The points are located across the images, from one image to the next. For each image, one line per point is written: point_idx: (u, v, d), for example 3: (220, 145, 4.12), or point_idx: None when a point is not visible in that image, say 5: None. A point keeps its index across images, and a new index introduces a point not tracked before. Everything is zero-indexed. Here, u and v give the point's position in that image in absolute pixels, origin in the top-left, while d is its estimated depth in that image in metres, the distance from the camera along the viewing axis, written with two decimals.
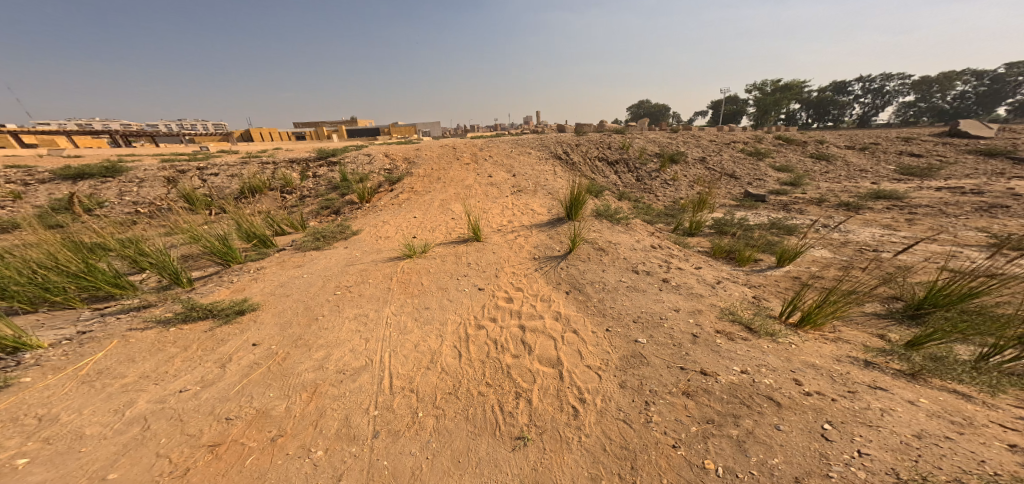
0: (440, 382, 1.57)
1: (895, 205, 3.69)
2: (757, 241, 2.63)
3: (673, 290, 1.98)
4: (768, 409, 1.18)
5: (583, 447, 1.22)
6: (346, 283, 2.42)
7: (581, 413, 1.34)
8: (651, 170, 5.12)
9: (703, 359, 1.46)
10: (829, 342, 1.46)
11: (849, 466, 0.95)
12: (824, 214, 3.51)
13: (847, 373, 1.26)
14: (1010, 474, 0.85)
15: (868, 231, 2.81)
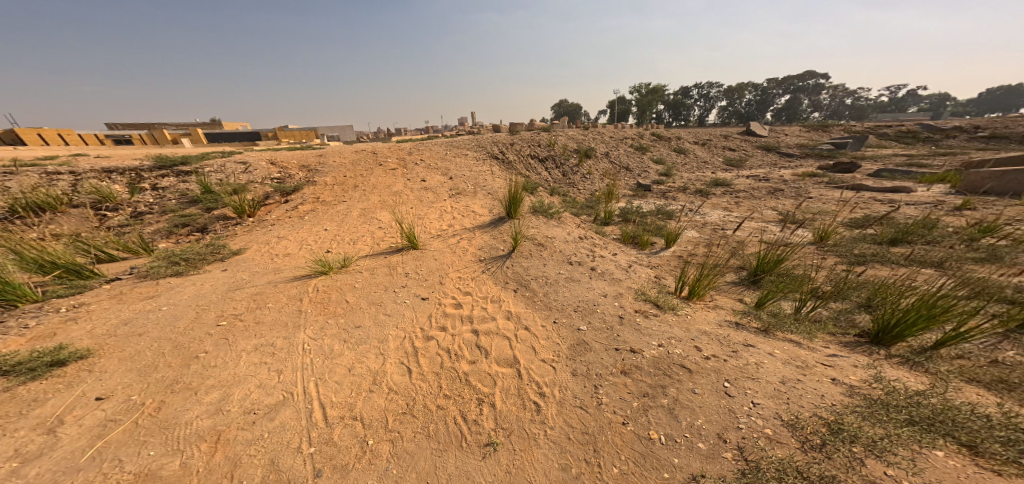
0: (389, 403, 1.58)
1: (733, 188, 5.01)
2: (650, 225, 3.29)
3: (603, 278, 2.35)
4: (684, 376, 1.52)
5: (550, 440, 1.32)
6: (236, 312, 2.21)
7: (541, 408, 1.45)
8: (572, 165, 5.95)
9: (631, 338, 1.76)
10: (711, 309, 2.01)
11: (750, 416, 1.32)
12: (691, 199, 4.55)
13: (727, 336, 1.77)
14: (838, 401, 1.36)
15: (717, 213, 3.69)
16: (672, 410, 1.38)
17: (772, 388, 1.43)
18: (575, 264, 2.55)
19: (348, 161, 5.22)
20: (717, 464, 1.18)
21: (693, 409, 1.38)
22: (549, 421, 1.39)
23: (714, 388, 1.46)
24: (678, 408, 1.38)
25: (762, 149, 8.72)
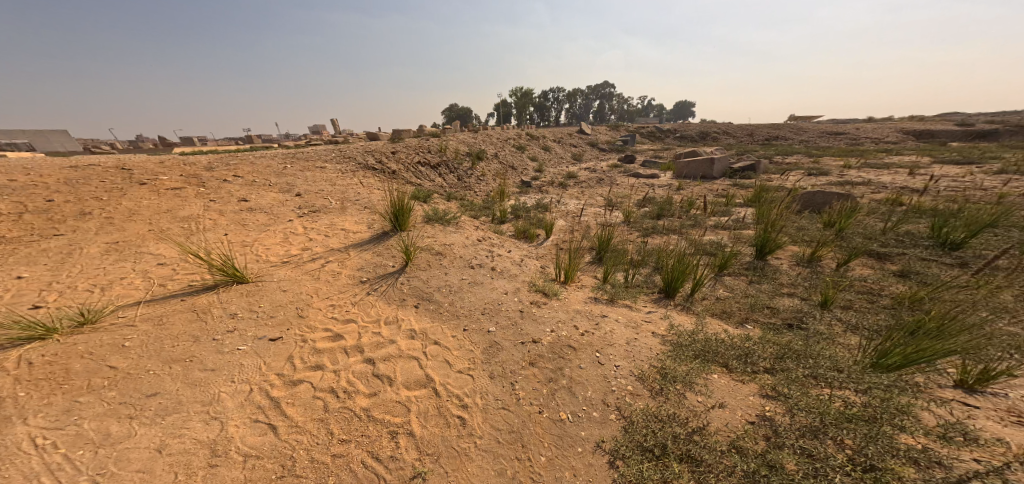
0: (249, 470, 1.37)
1: (573, 185, 6.64)
2: (534, 219, 4.25)
3: (500, 277, 2.70)
4: (571, 354, 1.89)
5: (482, 449, 1.44)
6: None
7: (466, 419, 1.57)
8: (466, 169, 6.76)
9: (530, 328, 2.09)
10: (581, 289, 2.61)
11: (622, 377, 1.78)
12: (556, 192, 6.17)
13: (591, 310, 2.30)
14: (657, 350, 2.01)
15: (575, 203, 5.26)
16: (571, 387, 1.71)
17: (624, 347, 1.97)
18: (476, 267, 2.86)
19: (52, 181, 3.86)
20: (609, 428, 1.53)
21: (582, 382, 1.74)
22: (477, 431, 1.51)
23: (594, 358, 1.87)
24: (574, 384, 1.72)
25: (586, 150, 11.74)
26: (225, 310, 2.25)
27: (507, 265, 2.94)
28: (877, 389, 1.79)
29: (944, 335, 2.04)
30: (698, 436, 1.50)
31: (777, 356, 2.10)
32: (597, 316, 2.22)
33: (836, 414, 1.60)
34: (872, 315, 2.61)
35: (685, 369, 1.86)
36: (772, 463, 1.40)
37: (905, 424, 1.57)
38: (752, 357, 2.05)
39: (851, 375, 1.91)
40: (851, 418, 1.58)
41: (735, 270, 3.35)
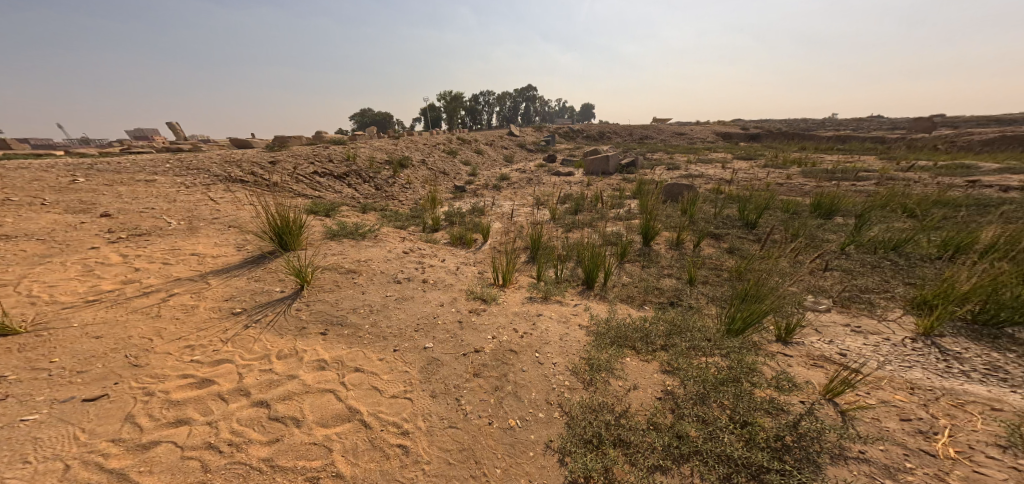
0: None
1: (495, 189, 7.59)
2: (468, 222, 4.93)
3: (436, 290, 2.86)
4: (513, 360, 2.02)
5: (432, 474, 1.43)
6: None
7: (409, 446, 1.54)
8: (386, 178, 7.27)
9: (471, 338, 2.22)
10: (518, 290, 2.91)
11: (560, 374, 1.92)
12: (489, 194, 7.18)
13: (527, 310, 2.53)
14: (581, 338, 2.25)
15: (508, 203, 6.21)
16: (517, 391, 1.82)
17: (558, 342, 2.15)
18: (405, 281, 2.98)
19: None
20: (553, 428, 1.62)
21: (525, 384, 1.85)
22: (423, 457, 1.49)
23: (534, 358, 2.02)
24: (520, 387, 1.84)
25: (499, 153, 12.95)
26: (56, 365, 1.82)
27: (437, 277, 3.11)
28: (734, 353, 2.27)
29: (765, 300, 2.70)
30: (624, 419, 1.67)
31: (666, 331, 2.47)
32: (534, 317, 2.44)
33: (715, 381, 1.96)
34: (720, 287, 3.31)
35: (605, 357, 2.06)
36: (680, 434, 1.65)
37: (755, 380, 2.03)
38: (650, 336, 2.35)
39: (716, 341, 2.40)
40: (724, 382, 1.97)
41: (631, 257, 3.85)
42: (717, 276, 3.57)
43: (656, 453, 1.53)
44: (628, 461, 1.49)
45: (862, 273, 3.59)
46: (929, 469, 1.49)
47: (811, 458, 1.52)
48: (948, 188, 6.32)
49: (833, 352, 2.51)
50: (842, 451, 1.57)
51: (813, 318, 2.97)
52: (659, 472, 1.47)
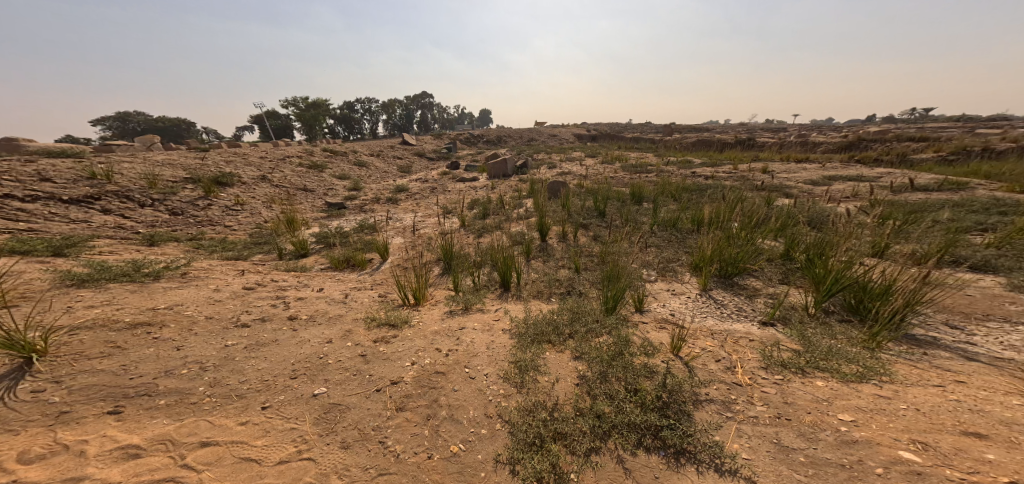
0: None
1: (366, 210, 7.55)
2: (357, 243, 5.25)
3: (327, 326, 2.90)
4: (443, 383, 2.22)
5: None
6: None
7: None
8: (197, 199, 6.30)
9: (384, 372, 2.34)
10: (439, 308, 3.42)
11: (493, 388, 2.11)
12: (352, 216, 7.08)
13: (447, 331, 2.89)
14: (496, 347, 2.55)
15: (410, 217, 7.06)
16: (452, 412, 1.97)
17: (486, 354, 2.46)
18: (266, 321, 2.87)
19: None
20: (499, 441, 1.76)
21: (461, 404, 2.01)
22: None
23: (465, 376, 2.26)
24: (455, 410, 1.98)
25: (356, 164, 12.40)
26: None
27: (307, 314, 3.08)
28: (616, 330, 2.71)
29: (623, 277, 3.27)
30: (556, 412, 1.89)
31: (569, 318, 2.84)
32: (456, 336, 2.80)
33: (609, 358, 2.33)
34: (596, 271, 3.90)
35: (528, 356, 2.34)
36: (598, 412, 1.92)
37: (632, 349, 2.47)
38: (560, 327, 2.72)
39: (602, 322, 2.83)
40: (615, 357, 2.35)
41: (534, 253, 4.47)
42: (592, 262, 4.16)
43: (589, 437, 1.77)
44: (568, 452, 1.70)
45: (660, 248, 4.72)
46: (741, 396, 2.14)
47: (683, 409, 1.98)
48: (687, 177, 8.98)
49: (672, 313, 3.27)
50: (696, 400, 2.08)
51: (653, 287, 3.81)
52: (595, 452, 1.71)
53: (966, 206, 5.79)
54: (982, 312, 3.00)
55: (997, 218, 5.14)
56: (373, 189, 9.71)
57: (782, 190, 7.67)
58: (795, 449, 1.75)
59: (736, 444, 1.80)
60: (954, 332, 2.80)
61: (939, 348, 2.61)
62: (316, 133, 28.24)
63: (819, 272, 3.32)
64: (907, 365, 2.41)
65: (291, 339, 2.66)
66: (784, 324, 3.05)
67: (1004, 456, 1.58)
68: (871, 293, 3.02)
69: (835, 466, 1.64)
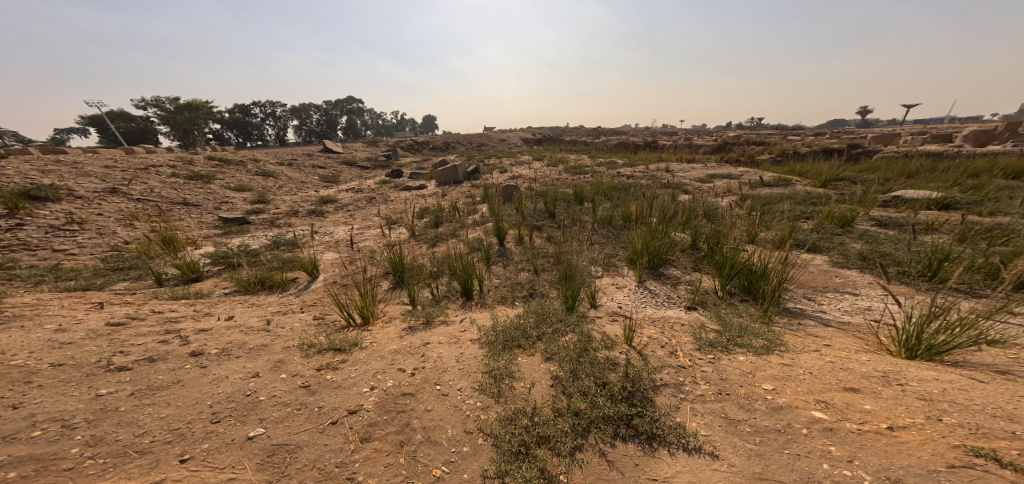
0: None
1: (279, 225, 6.83)
2: (274, 261, 4.75)
3: (251, 360, 2.56)
4: (412, 404, 2.13)
5: None
6: None
7: None
8: (18, 219, 5.11)
9: (338, 401, 2.15)
10: (392, 324, 3.26)
11: (468, 403, 2.10)
12: (260, 232, 6.34)
13: (407, 348, 2.78)
14: (462, 360, 2.54)
15: (340, 229, 6.71)
16: (428, 435, 1.90)
17: (456, 368, 2.44)
18: (157, 362, 2.42)
19: None
20: (484, 456, 1.75)
21: (438, 424, 1.96)
22: None
23: (437, 394, 2.20)
24: (431, 432, 1.92)
25: (259, 175, 11.12)
26: None
27: (215, 348, 2.67)
28: (579, 326, 2.83)
29: (578, 276, 3.38)
30: (536, 417, 1.94)
31: (536, 321, 2.93)
32: (421, 351, 2.70)
33: (576, 355, 2.42)
34: (554, 271, 4.05)
35: (501, 365, 2.40)
36: (576, 410, 1.99)
37: (595, 344, 2.59)
38: (527, 331, 2.81)
39: (566, 320, 2.94)
40: (582, 354, 2.44)
41: (493, 258, 4.52)
42: (548, 262, 4.31)
43: (570, 436, 1.84)
44: (553, 454, 1.75)
45: (601, 245, 4.99)
46: (686, 378, 2.35)
47: (646, 396, 2.11)
48: (613, 176, 9.75)
49: (620, 306, 3.49)
50: (655, 386, 2.24)
51: (599, 282, 4.02)
52: (578, 450, 1.78)
53: (795, 198, 7.40)
54: (823, 285, 3.96)
55: (809, 208, 6.74)
56: (284, 201, 8.88)
57: (681, 187, 8.79)
58: (741, 421, 1.95)
59: (696, 422, 1.97)
60: (812, 303, 3.61)
61: (806, 317, 3.33)
62: (195, 141, 24.36)
63: (721, 260, 3.85)
64: (792, 335, 2.93)
65: (206, 379, 2.29)
66: (704, 306, 3.48)
67: (881, 405, 1.94)
68: (759, 276, 3.56)
69: (771, 432, 1.85)
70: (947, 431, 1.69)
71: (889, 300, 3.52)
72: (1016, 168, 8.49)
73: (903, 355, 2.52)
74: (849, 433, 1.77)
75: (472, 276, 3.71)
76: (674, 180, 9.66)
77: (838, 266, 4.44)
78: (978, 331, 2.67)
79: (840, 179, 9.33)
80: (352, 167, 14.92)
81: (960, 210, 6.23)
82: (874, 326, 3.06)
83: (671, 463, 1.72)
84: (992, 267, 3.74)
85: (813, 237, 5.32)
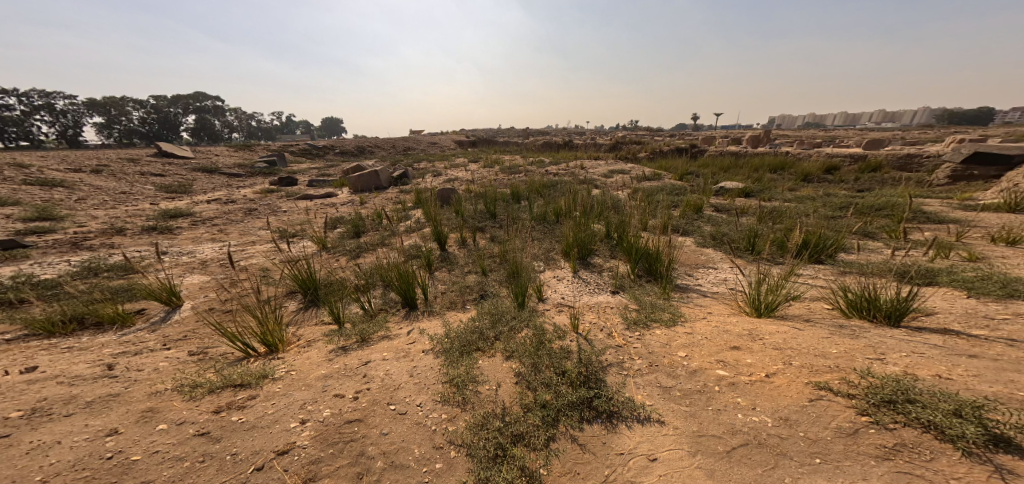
0: None
1: (91, 249, 5.36)
2: (105, 291, 3.78)
3: (93, 417, 1.98)
4: (361, 429, 1.93)
5: None
6: None
7: None
8: None
9: (260, 443, 1.83)
10: (314, 347, 2.90)
11: (432, 416, 2.00)
12: (52, 259, 4.86)
13: (343, 370, 2.50)
14: (411, 374, 2.39)
15: (203, 247, 5.60)
16: (391, 459, 1.76)
17: (410, 384, 2.28)
18: None
19: None
20: (460, 467, 1.70)
21: (401, 446, 1.82)
22: None
23: (392, 414, 2.03)
24: (394, 455, 1.78)
25: (38, 188, 8.45)
26: None
27: (17, 409, 1.99)
28: (531, 321, 2.92)
29: (521, 273, 3.47)
30: (507, 417, 1.97)
31: (490, 321, 2.94)
32: (362, 372, 2.45)
33: (533, 349, 2.49)
34: (500, 271, 4.09)
35: (461, 371, 2.34)
36: (542, 402, 2.06)
37: (547, 336, 2.68)
38: (484, 333, 2.80)
39: (519, 317, 3.01)
40: (538, 347, 2.52)
41: (435, 264, 4.35)
42: (495, 262, 4.33)
43: (542, 428, 1.90)
44: (529, 450, 1.79)
45: (540, 241, 5.17)
46: (624, 356, 2.57)
47: (598, 377, 2.26)
48: (536, 175, 10.20)
49: (562, 296, 3.66)
50: (603, 367, 2.40)
51: (541, 276, 4.17)
52: (552, 440, 1.85)
53: (666, 189, 8.59)
54: (694, 263, 4.70)
55: (674, 197, 7.91)
56: (91, 218, 7.00)
57: (592, 182, 9.51)
58: (671, 387, 2.22)
59: (640, 394, 2.17)
60: (691, 278, 4.26)
61: (691, 290, 3.92)
62: None
63: (626, 246, 4.31)
64: (685, 307, 3.42)
65: (17, 453, 1.70)
66: (624, 289, 3.87)
67: (757, 358, 2.39)
68: (656, 259, 4.08)
69: (695, 393, 2.13)
70: (799, 372, 2.15)
71: (737, 272, 4.36)
72: (780, 163, 11.40)
73: (754, 314, 3.13)
74: (746, 385, 2.13)
75: (408, 284, 3.51)
76: (583, 176, 10.43)
77: (700, 246, 5.30)
78: (787, 290, 3.45)
79: (689, 173, 11.23)
80: (208, 175, 12.56)
81: (756, 197, 8.06)
82: (733, 294, 3.75)
83: (631, 436, 1.87)
84: (781, 240, 4.90)
85: (680, 222, 6.26)
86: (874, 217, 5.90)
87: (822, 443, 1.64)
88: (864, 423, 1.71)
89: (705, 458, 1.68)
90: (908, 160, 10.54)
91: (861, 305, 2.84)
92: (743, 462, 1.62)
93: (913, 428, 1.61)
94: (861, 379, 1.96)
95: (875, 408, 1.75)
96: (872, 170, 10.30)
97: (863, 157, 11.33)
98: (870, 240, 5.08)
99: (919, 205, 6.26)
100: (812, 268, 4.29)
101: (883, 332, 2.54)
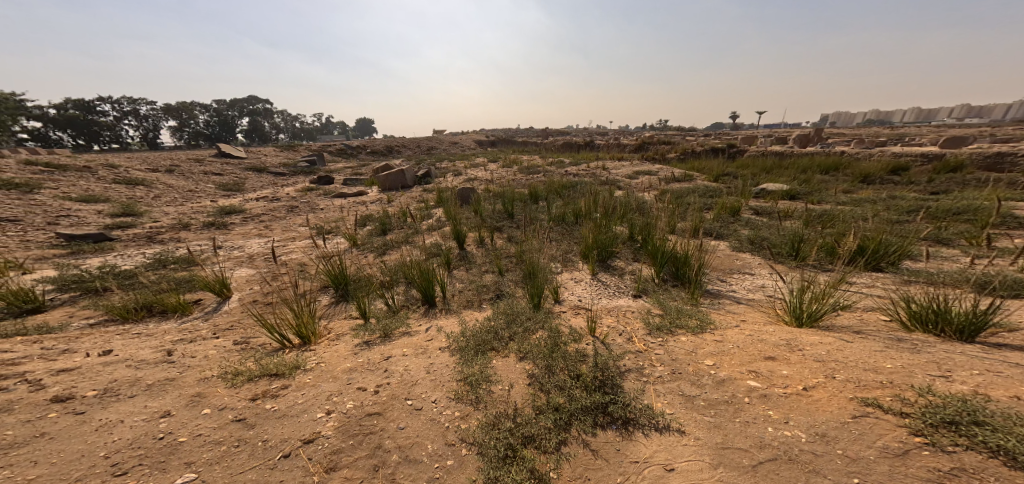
0: None
1: (162, 243, 5.87)
2: (168, 282, 4.13)
3: (151, 398, 2.16)
4: (381, 422, 1.99)
5: None
6: None
7: None
8: None
9: (287, 431, 1.92)
10: (338, 341, 3.02)
11: (445, 414, 2.03)
12: (131, 251, 5.37)
13: (366, 364, 2.59)
14: (428, 371, 2.43)
15: (252, 243, 5.98)
16: (406, 454, 1.80)
17: (428, 380, 2.33)
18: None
19: None
20: (470, 466, 1.71)
21: (416, 441, 1.86)
22: None
23: (409, 409, 2.08)
24: (409, 450, 1.82)
25: (121, 185, 9.41)
26: None
27: (92, 388, 2.21)
28: (546, 322, 2.90)
29: (537, 273, 3.46)
30: (519, 418, 1.96)
31: (506, 321, 2.95)
32: (384, 367, 2.53)
33: (549, 351, 2.47)
34: (518, 271, 4.10)
35: (476, 370, 2.36)
36: (556, 406, 2.04)
37: (565, 339, 2.65)
38: (499, 332, 2.81)
39: (534, 318, 3.00)
40: (554, 349, 2.50)
41: (454, 262, 4.42)
42: (512, 262, 4.34)
43: (554, 432, 1.88)
44: (540, 453, 1.78)
45: (558, 242, 5.13)
46: (644, 362, 2.50)
47: (616, 383, 2.20)
48: (563, 176, 10.11)
49: (580, 299, 3.61)
50: (621, 373, 2.35)
51: (559, 277, 4.14)
52: (564, 444, 1.83)
53: (701, 190, 8.27)
54: (728, 268, 4.49)
55: (709, 200, 7.58)
56: (163, 214, 7.69)
57: (617, 183, 9.33)
58: (694, 396, 2.13)
59: (661, 402, 2.10)
60: (724, 283, 4.08)
61: (723, 296, 3.75)
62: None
63: (651, 248, 4.19)
64: (716, 313, 3.28)
65: (89, 428, 1.89)
66: (647, 293, 3.75)
67: (794, 370, 2.24)
68: (684, 261, 3.94)
69: (722, 404, 2.03)
70: (842, 387, 2.01)
71: (776, 278, 4.12)
72: (833, 163, 10.68)
73: (794, 323, 2.95)
74: (780, 397, 2.01)
75: (427, 281, 3.56)
76: (607, 177, 10.22)
77: (736, 251, 5.06)
78: (835, 299, 3.21)
79: (727, 173, 10.77)
80: (261, 174, 13.45)
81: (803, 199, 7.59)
82: (771, 302, 3.55)
83: (648, 444, 1.81)
84: (829, 246, 4.58)
85: (714, 225, 6.01)
86: (950, 222, 5.38)
87: (863, 464, 1.52)
88: (917, 444, 1.56)
89: (728, 471, 1.60)
90: (998, 159, 9.51)
91: (927, 317, 2.60)
92: (769, 478, 1.53)
93: (976, 452, 1.45)
94: (918, 398, 1.79)
95: (931, 429, 1.59)
96: (950, 171, 9.41)
97: (939, 157, 10.36)
98: (943, 247, 4.64)
99: (1009, 209, 5.64)
100: (866, 276, 3.98)
101: (950, 348, 2.31)
